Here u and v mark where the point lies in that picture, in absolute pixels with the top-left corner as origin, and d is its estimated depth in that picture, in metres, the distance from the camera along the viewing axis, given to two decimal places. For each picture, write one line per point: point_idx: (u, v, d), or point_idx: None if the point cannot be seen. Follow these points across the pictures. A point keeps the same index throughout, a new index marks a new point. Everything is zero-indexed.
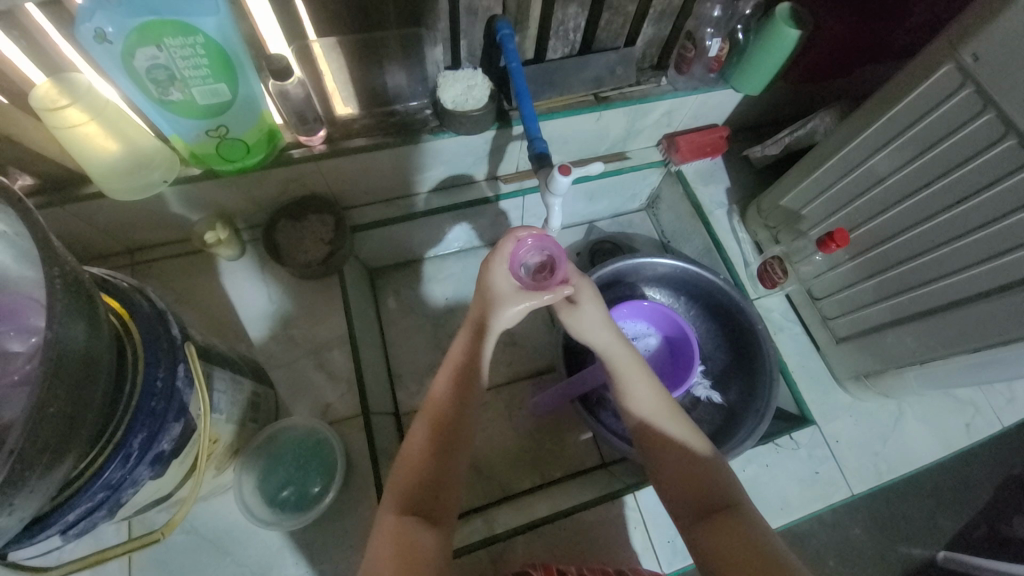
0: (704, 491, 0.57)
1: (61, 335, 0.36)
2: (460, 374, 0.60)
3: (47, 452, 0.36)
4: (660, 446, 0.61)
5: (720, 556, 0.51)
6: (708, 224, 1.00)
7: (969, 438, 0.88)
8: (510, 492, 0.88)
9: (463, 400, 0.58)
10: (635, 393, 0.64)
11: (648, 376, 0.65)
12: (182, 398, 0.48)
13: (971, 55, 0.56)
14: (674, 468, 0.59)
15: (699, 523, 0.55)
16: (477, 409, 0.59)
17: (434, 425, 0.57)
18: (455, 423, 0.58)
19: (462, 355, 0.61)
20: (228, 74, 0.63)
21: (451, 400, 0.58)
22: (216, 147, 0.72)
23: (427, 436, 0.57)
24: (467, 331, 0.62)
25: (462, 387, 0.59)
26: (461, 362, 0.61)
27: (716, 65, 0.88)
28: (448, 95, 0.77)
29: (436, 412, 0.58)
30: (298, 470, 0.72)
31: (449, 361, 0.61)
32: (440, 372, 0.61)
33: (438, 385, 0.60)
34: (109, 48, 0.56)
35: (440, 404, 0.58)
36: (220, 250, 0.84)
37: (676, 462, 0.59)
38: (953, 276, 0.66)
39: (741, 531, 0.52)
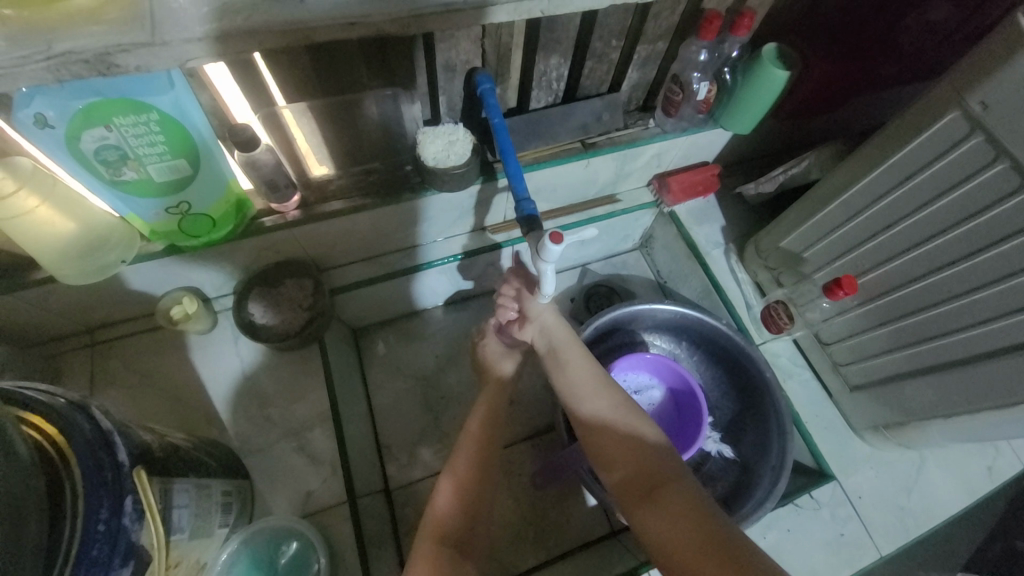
0: (651, 472, 0.60)
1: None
2: (465, 485, 0.64)
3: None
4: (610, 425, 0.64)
5: (673, 541, 0.55)
6: (705, 266, 0.96)
7: (995, 484, 0.83)
8: (515, 572, 0.81)
9: (469, 510, 0.63)
10: (590, 379, 0.68)
11: (587, 357, 0.70)
12: (130, 536, 0.42)
13: (979, 103, 0.53)
14: (623, 455, 0.62)
15: (648, 504, 0.58)
16: (480, 510, 0.64)
17: (439, 533, 0.61)
18: (462, 525, 0.62)
19: (469, 465, 0.66)
20: (188, 150, 0.59)
21: (454, 513, 0.63)
22: (179, 224, 0.66)
23: (433, 549, 0.60)
24: (469, 443, 0.68)
25: (466, 501, 0.63)
26: (466, 471, 0.65)
27: (705, 106, 0.86)
28: (429, 153, 0.73)
29: (441, 522, 0.62)
30: (278, 573, 0.66)
31: (456, 465, 0.66)
32: (443, 480, 0.65)
33: (442, 495, 0.64)
34: (52, 133, 0.52)
35: (445, 513, 0.62)
36: (189, 324, 0.78)
37: (622, 440, 0.63)
38: (973, 329, 0.62)
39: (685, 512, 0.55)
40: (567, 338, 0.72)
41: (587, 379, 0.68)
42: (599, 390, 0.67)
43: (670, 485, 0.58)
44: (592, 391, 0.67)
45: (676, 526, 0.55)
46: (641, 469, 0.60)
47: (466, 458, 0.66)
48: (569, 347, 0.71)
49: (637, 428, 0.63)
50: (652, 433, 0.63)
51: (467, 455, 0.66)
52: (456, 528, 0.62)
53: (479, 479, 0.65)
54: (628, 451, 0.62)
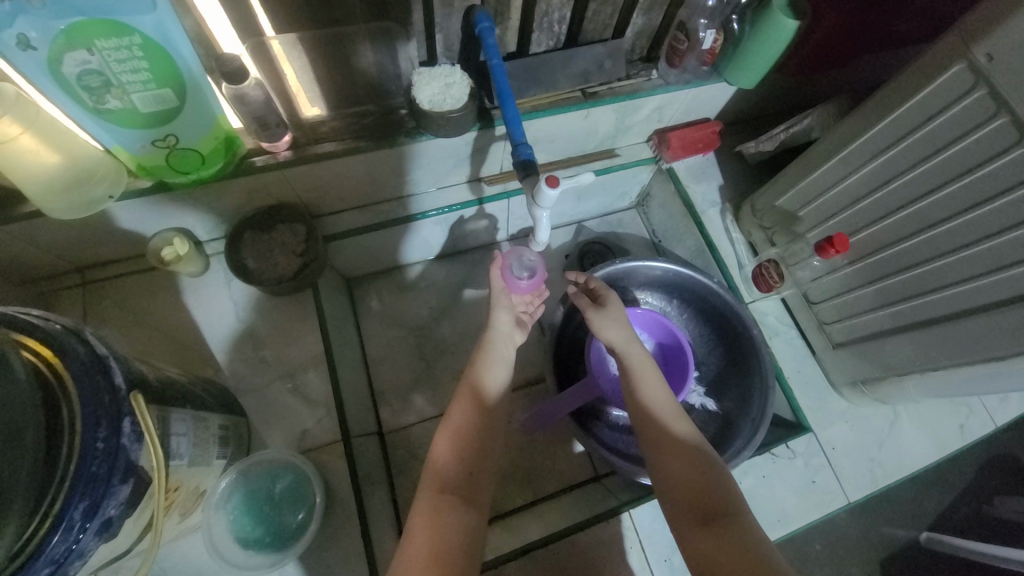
0: (703, 497, 0.55)
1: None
2: (462, 434, 0.62)
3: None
4: (667, 445, 0.60)
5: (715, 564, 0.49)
6: (701, 225, 0.96)
7: (963, 441, 0.87)
8: (501, 510, 0.85)
9: (469, 457, 0.61)
10: (656, 394, 0.65)
11: (660, 376, 0.67)
12: (129, 455, 0.43)
13: (985, 55, 0.52)
14: (675, 469, 0.58)
15: (697, 528, 0.53)
16: (483, 462, 0.62)
17: (439, 481, 0.59)
18: (464, 475, 0.60)
19: (467, 415, 0.64)
20: (173, 78, 0.56)
21: (454, 464, 0.60)
22: (167, 158, 0.65)
23: (432, 499, 0.57)
24: (464, 396, 0.66)
25: (465, 450, 0.61)
26: (465, 421, 0.63)
27: (710, 57, 0.82)
28: (424, 95, 0.71)
29: (439, 470, 0.60)
30: (274, 504, 0.68)
31: (451, 414, 0.64)
32: (440, 429, 0.64)
33: (440, 444, 0.62)
34: (34, 55, 0.49)
35: (442, 461, 0.60)
36: (182, 266, 0.77)
37: (677, 461, 0.59)
38: (956, 287, 0.63)
39: (738, 540, 0.50)
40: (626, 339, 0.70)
41: (654, 395, 0.65)
42: (658, 405, 0.64)
43: (724, 514, 0.53)
44: (660, 397, 0.65)
45: (717, 553, 0.50)
46: (693, 485, 0.56)
47: (463, 409, 0.64)
48: (643, 361, 0.68)
49: (697, 454, 0.59)
50: (709, 462, 0.59)
51: (465, 404, 0.65)
52: (457, 477, 0.60)
53: (478, 430, 0.63)
54: (683, 467, 0.58)
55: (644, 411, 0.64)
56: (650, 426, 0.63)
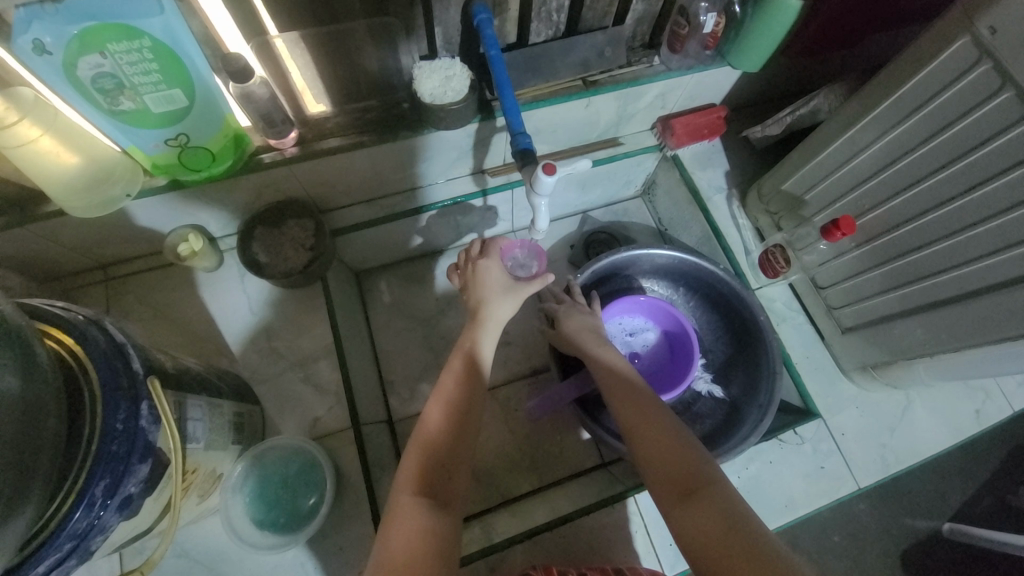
0: (681, 471, 0.55)
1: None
2: (454, 410, 0.61)
3: None
4: (643, 422, 0.60)
5: (696, 540, 0.49)
6: (706, 211, 0.95)
7: (979, 426, 0.85)
8: (509, 496, 0.86)
9: (457, 434, 0.59)
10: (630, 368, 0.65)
11: None
12: (148, 437, 0.45)
13: (989, 28, 0.51)
14: (652, 444, 0.58)
15: (676, 502, 0.53)
16: (471, 433, 0.61)
17: (426, 459, 0.57)
18: (451, 448, 0.59)
19: (459, 388, 0.63)
20: (181, 78, 0.59)
21: (444, 435, 0.59)
22: (179, 157, 0.67)
23: (416, 475, 0.56)
24: (457, 365, 0.65)
25: (456, 418, 0.60)
26: (456, 388, 0.63)
27: (712, 41, 0.82)
28: (425, 88, 0.72)
29: (428, 446, 0.58)
30: (288, 488, 0.71)
31: (444, 382, 0.64)
32: (431, 404, 0.62)
33: (431, 412, 0.61)
34: (50, 60, 0.52)
35: (434, 436, 0.59)
36: (196, 261, 0.80)
37: (655, 437, 0.58)
38: (966, 266, 0.62)
39: (716, 512, 0.50)
40: None
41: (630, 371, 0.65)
42: None
43: (707, 485, 0.52)
44: (637, 387, 0.64)
45: (698, 526, 0.49)
46: (675, 463, 0.55)
47: (452, 388, 0.63)
48: None
49: (674, 430, 0.58)
50: (686, 436, 0.58)
51: (455, 373, 0.64)
52: (442, 459, 0.57)
53: (468, 397, 0.62)
54: (661, 443, 0.57)
55: (619, 400, 0.64)
56: (627, 404, 0.62)
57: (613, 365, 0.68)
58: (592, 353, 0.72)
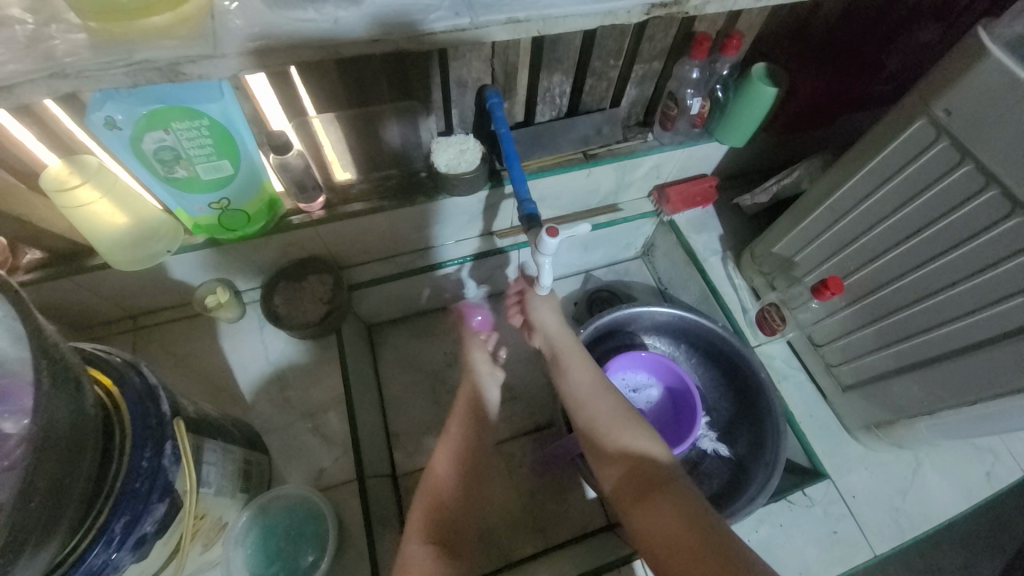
0: (643, 476, 0.65)
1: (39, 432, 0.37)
2: (457, 454, 0.73)
3: (33, 533, 0.36)
4: (611, 440, 0.70)
5: (658, 535, 0.59)
6: (703, 271, 1.00)
7: (993, 488, 0.83)
8: (512, 559, 0.83)
9: (462, 487, 0.70)
10: (592, 389, 0.76)
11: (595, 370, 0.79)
12: (168, 476, 0.48)
13: (943, 111, 0.58)
14: (620, 458, 0.68)
15: (640, 503, 0.63)
16: (473, 482, 0.71)
17: (434, 506, 0.67)
18: (456, 496, 0.69)
19: (461, 446, 0.74)
20: (231, 151, 0.67)
21: (449, 487, 0.69)
22: (219, 218, 0.74)
23: (425, 515, 0.66)
24: (458, 420, 0.77)
25: (459, 471, 0.71)
26: (459, 442, 0.74)
27: (700, 121, 0.92)
28: (441, 159, 0.81)
29: (435, 494, 0.68)
30: (290, 541, 0.70)
31: (448, 436, 0.75)
32: (437, 455, 0.73)
33: (437, 463, 0.72)
34: (119, 134, 0.60)
35: (439, 488, 0.69)
36: (221, 312, 0.85)
37: (622, 451, 0.68)
38: (953, 323, 0.65)
39: (672, 507, 0.60)
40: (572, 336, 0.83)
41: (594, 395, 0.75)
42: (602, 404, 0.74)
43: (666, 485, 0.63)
44: (598, 409, 0.74)
45: (657, 521, 0.59)
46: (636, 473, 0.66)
47: (454, 441, 0.74)
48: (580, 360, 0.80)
49: (638, 442, 0.68)
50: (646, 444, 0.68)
51: (460, 427, 0.76)
52: (447, 512, 0.67)
53: (470, 453, 0.73)
54: (627, 455, 0.67)
55: (585, 427, 0.73)
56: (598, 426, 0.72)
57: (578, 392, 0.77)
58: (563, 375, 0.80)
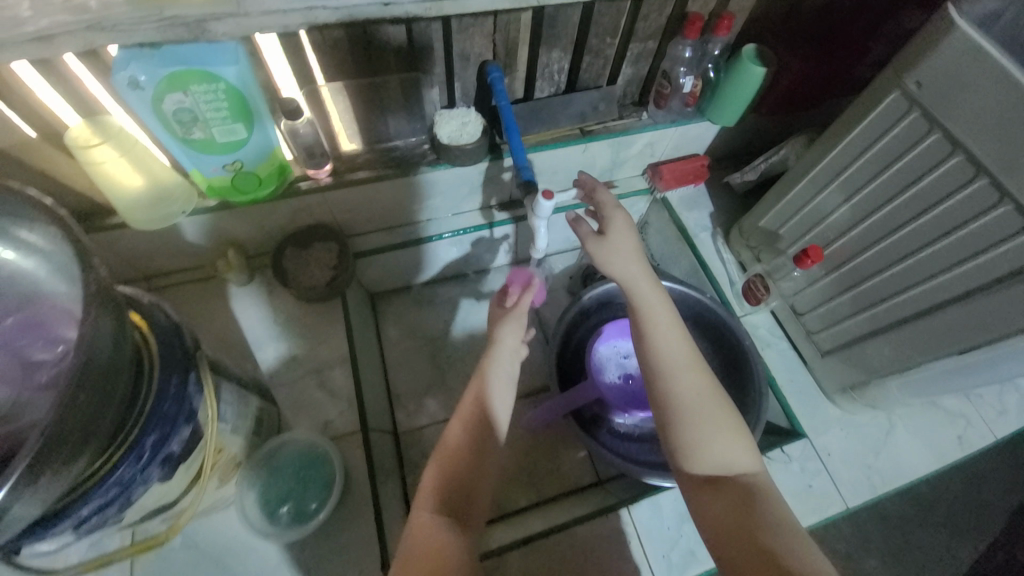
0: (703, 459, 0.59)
1: (86, 349, 0.41)
2: (472, 417, 0.66)
3: (77, 433, 0.40)
4: (686, 408, 0.60)
5: (716, 522, 0.54)
6: (693, 246, 1.05)
7: (962, 450, 0.89)
8: (507, 510, 0.88)
9: (476, 452, 0.63)
10: (672, 340, 0.63)
11: (672, 314, 0.65)
12: (192, 403, 0.53)
13: (915, 83, 0.62)
14: (690, 430, 0.59)
15: (702, 490, 0.58)
16: (487, 456, 0.64)
17: (449, 464, 0.62)
18: (472, 454, 0.63)
19: (475, 413, 0.66)
20: (245, 115, 0.70)
21: (463, 448, 0.64)
22: (232, 180, 0.78)
23: (442, 468, 0.62)
24: (475, 387, 0.68)
25: (472, 438, 0.64)
26: (475, 407, 0.66)
27: (691, 100, 0.96)
28: (444, 131, 0.85)
29: (450, 456, 0.63)
30: (298, 483, 0.75)
31: (463, 401, 0.67)
32: (451, 423, 0.66)
33: (453, 426, 0.66)
34: (141, 94, 0.63)
35: (453, 451, 0.63)
36: (231, 275, 0.89)
37: (696, 424, 0.59)
38: (921, 285, 0.70)
39: (736, 500, 0.55)
40: (652, 280, 0.67)
41: (671, 344, 0.63)
42: (675, 360, 0.62)
43: (727, 476, 0.58)
44: (687, 381, 0.61)
45: (718, 510, 0.55)
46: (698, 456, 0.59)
47: (472, 405, 0.66)
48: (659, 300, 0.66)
49: (714, 417, 0.60)
50: (722, 425, 0.60)
51: (473, 388, 0.68)
52: (458, 491, 0.61)
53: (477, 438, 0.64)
54: (699, 427, 0.59)
55: (657, 383, 0.62)
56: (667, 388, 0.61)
57: (667, 350, 0.63)
58: (647, 320, 0.65)
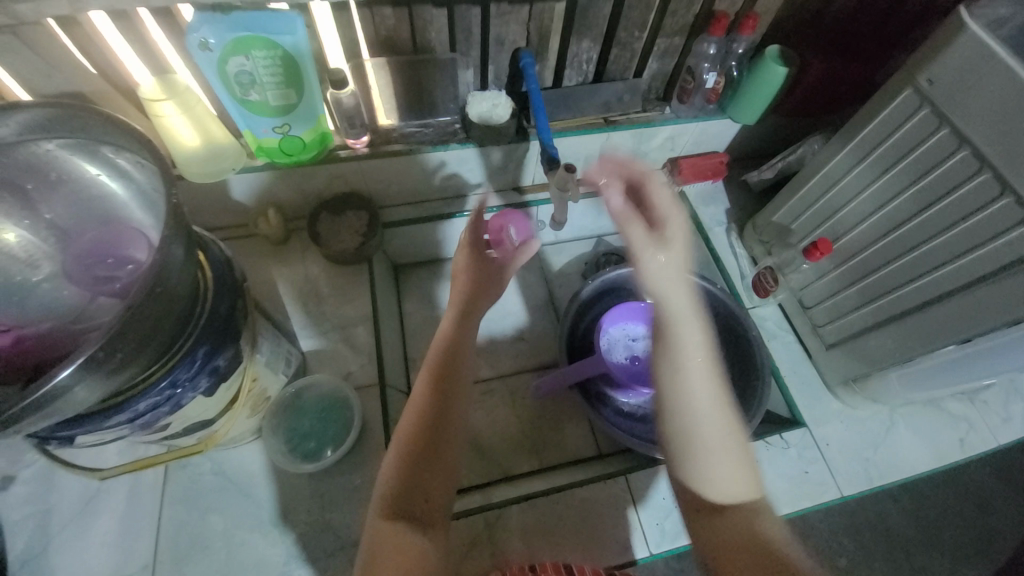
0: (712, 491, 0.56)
1: (163, 258, 0.47)
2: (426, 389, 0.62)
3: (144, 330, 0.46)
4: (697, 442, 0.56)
5: (724, 555, 0.52)
6: (707, 239, 1.08)
7: (962, 452, 0.90)
8: (510, 473, 0.92)
9: (435, 428, 0.60)
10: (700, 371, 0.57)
11: (705, 332, 0.59)
12: (236, 325, 0.60)
13: (927, 80, 0.65)
14: (704, 465, 0.56)
15: (702, 514, 0.56)
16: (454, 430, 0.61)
17: (406, 443, 0.59)
18: (423, 459, 0.58)
19: (435, 370, 0.64)
20: (297, 81, 0.76)
21: (417, 421, 0.60)
22: (279, 142, 0.85)
23: (403, 454, 0.59)
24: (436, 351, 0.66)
25: (427, 412, 0.61)
26: (428, 377, 0.64)
27: (713, 96, 0.99)
28: (475, 110, 0.91)
29: (408, 432, 0.60)
30: (319, 424, 0.80)
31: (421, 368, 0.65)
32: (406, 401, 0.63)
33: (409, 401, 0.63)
34: (209, 55, 0.70)
35: (411, 427, 0.60)
36: (269, 233, 0.96)
37: (716, 454, 0.56)
38: (924, 277, 0.72)
39: (745, 533, 0.53)
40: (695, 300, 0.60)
41: (694, 376, 0.56)
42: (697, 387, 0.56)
43: (733, 505, 0.55)
44: (706, 416, 0.56)
45: (720, 535, 0.54)
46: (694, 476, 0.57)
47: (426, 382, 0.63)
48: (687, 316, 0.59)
49: (732, 447, 0.56)
50: (745, 457, 0.56)
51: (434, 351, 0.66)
52: (412, 495, 0.57)
53: (437, 407, 0.61)
54: (717, 459, 0.55)
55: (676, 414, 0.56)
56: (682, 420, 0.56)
57: (693, 382, 0.56)
58: (674, 333, 0.58)
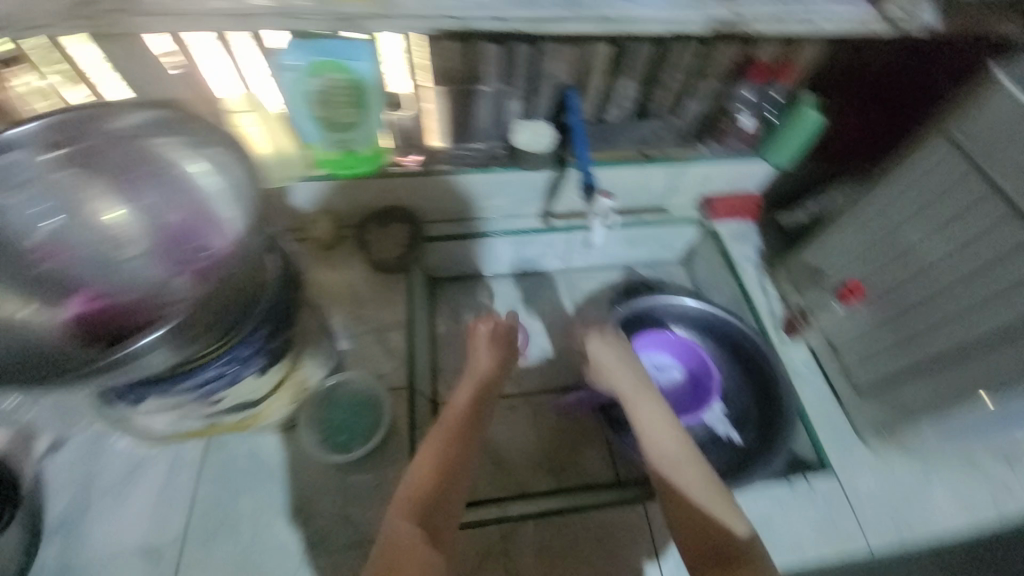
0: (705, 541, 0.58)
1: None
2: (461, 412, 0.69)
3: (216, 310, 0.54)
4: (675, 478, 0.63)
5: None
6: (738, 276, 1.09)
7: (1002, 517, 0.85)
8: (526, 490, 0.92)
9: (460, 450, 0.65)
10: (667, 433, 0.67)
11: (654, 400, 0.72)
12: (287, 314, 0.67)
13: (963, 134, 0.67)
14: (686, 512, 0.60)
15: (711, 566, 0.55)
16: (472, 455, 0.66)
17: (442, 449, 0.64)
18: (439, 476, 0.61)
19: (457, 417, 0.68)
20: (364, 101, 0.85)
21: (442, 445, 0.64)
22: (340, 155, 0.93)
23: (434, 453, 0.63)
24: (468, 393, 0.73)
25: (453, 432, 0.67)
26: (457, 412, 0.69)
27: (748, 138, 1.04)
28: (520, 138, 0.96)
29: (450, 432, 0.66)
30: (349, 417, 0.84)
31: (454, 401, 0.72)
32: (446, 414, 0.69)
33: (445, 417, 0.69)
34: (293, 76, 0.79)
35: (458, 413, 0.69)
36: (318, 238, 1.02)
37: (688, 508, 0.60)
38: (959, 325, 0.72)
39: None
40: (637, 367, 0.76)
41: (665, 437, 0.67)
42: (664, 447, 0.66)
43: (738, 558, 0.55)
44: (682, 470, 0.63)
45: None
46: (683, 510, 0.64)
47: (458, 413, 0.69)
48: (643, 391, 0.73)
49: (715, 498, 0.60)
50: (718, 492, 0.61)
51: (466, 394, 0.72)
52: (431, 498, 0.59)
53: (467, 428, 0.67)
54: (693, 510, 0.60)
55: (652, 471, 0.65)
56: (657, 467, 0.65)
57: (654, 444, 0.67)
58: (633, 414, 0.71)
